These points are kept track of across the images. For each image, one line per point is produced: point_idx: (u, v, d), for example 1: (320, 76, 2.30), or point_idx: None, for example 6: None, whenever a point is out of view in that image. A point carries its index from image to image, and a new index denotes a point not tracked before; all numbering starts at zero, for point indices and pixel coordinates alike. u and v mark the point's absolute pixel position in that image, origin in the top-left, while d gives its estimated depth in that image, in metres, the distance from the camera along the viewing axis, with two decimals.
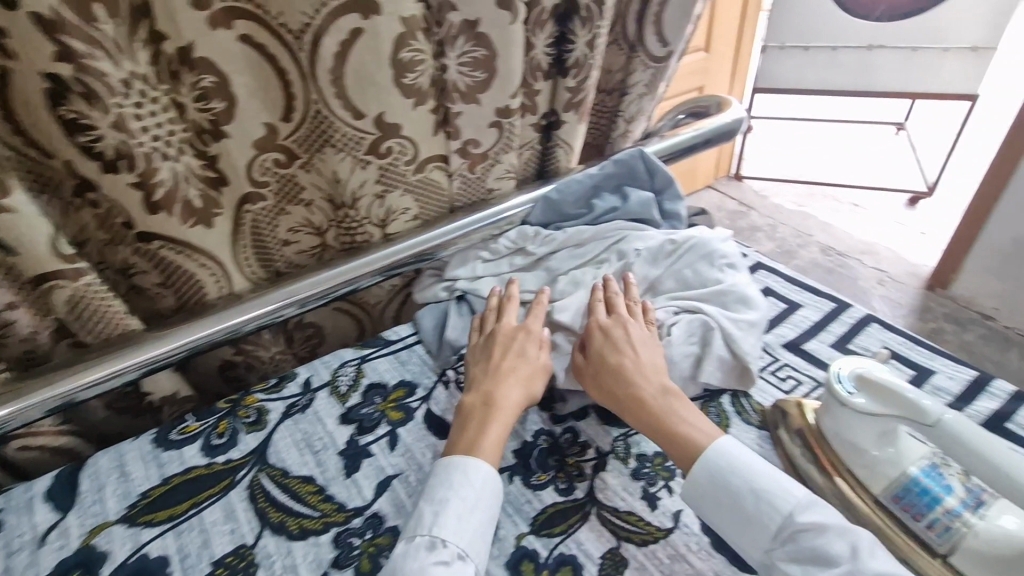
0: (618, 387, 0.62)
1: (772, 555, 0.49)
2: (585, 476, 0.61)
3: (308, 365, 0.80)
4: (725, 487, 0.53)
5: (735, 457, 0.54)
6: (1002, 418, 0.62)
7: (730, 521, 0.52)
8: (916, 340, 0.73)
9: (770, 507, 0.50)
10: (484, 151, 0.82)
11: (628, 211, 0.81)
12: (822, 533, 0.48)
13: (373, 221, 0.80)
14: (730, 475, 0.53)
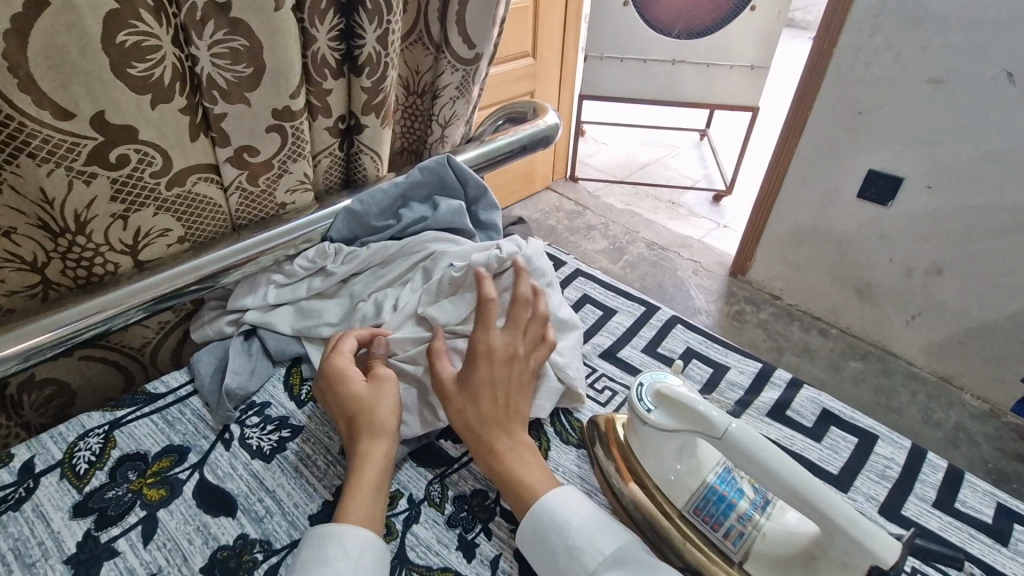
0: (483, 427, 0.56)
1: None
2: (394, 534, 0.54)
3: (29, 442, 0.61)
4: (546, 544, 0.50)
5: (566, 512, 0.50)
6: (780, 408, 0.68)
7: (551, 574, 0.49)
8: (713, 339, 0.78)
9: (580, 564, 0.48)
10: (266, 159, 0.69)
11: (437, 221, 0.75)
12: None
13: (116, 246, 0.64)
14: (550, 535, 0.49)
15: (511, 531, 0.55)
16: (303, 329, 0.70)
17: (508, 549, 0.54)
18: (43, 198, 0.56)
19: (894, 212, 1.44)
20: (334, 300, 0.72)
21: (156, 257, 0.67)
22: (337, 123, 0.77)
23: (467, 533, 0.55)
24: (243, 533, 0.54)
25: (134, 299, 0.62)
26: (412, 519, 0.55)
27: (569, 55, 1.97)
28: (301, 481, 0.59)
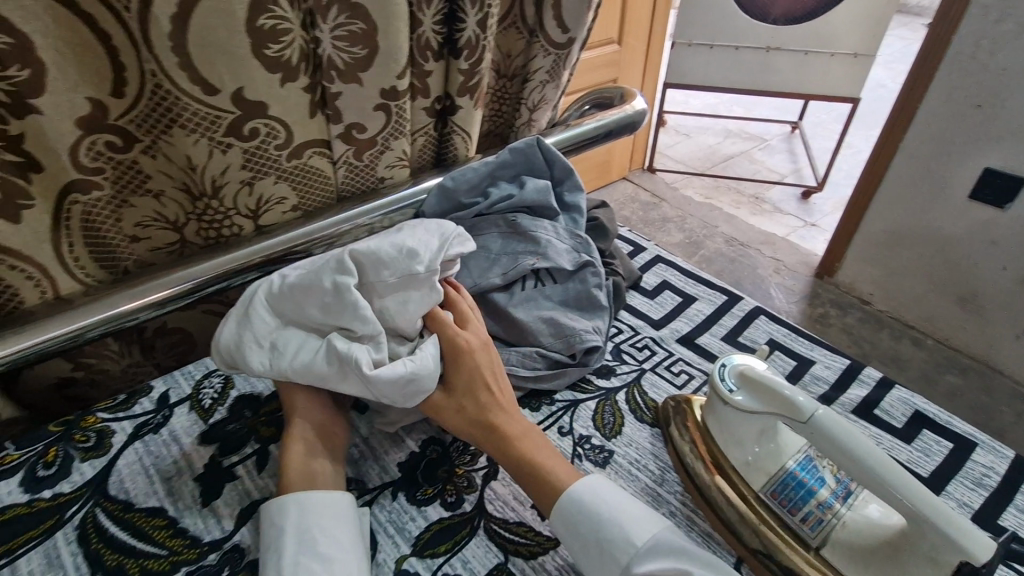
0: (479, 428, 0.58)
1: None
2: (474, 487, 0.58)
3: (165, 377, 0.70)
4: (576, 535, 0.51)
5: (597, 498, 0.52)
6: (866, 406, 0.66)
7: (580, 560, 0.50)
8: (797, 332, 0.76)
9: (612, 556, 0.49)
10: (371, 135, 0.76)
11: (523, 200, 0.77)
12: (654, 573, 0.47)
13: (242, 211, 0.72)
14: (586, 521, 0.50)
15: None
16: None
17: None
18: (186, 165, 0.64)
19: (1011, 216, 1.32)
20: None
21: (273, 223, 0.75)
22: (434, 103, 0.82)
23: None
24: None
25: (254, 256, 0.70)
26: (492, 481, 0.59)
27: (656, 42, 1.93)
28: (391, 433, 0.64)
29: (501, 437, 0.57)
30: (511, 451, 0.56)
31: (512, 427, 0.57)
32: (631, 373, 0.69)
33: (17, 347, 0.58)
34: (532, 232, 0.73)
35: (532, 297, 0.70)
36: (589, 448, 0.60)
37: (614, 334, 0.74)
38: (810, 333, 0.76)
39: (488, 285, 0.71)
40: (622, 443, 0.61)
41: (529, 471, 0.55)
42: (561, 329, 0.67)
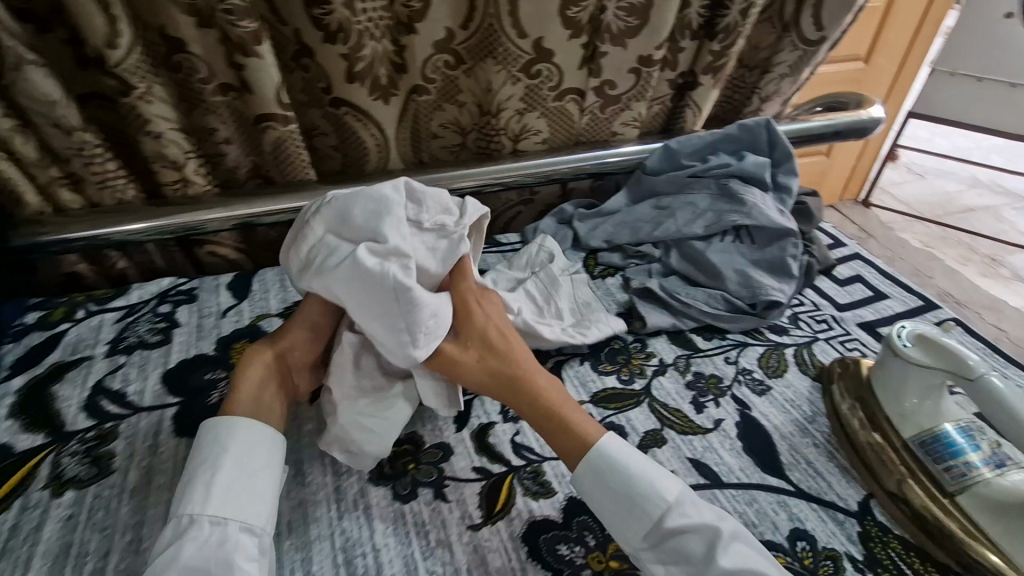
0: (507, 378, 0.61)
1: (641, 556, 0.51)
2: (645, 375, 0.70)
3: None
4: (607, 491, 0.53)
5: (610, 456, 0.54)
6: None
7: (612, 518, 0.53)
8: (994, 348, 0.75)
9: (642, 511, 0.51)
10: (619, 93, 0.91)
11: (740, 170, 0.87)
12: (684, 534, 0.50)
13: (509, 134, 0.92)
14: (610, 478, 0.53)
15: (737, 408, 0.66)
16: (607, 227, 0.91)
17: (732, 417, 0.65)
18: (485, 88, 0.86)
19: None
20: (635, 212, 0.91)
21: (526, 149, 0.95)
22: (678, 77, 0.94)
23: (703, 396, 0.67)
24: None
25: (514, 169, 0.92)
26: (659, 375, 0.70)
27: (913, 61, 1.78)
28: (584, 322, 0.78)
29: (521, 389, 0.60)
30: (526, 400, 0.60)
31: (526, 376, 0.61)
32: (803, 337, 0.76)
33: (364, 187, 0.87)
34: (741, 195, 0.83)
35: (728, 249, 0.81)
36: (750, 378, 0.70)
37: (795, 304, 0.81)
38: (1008, 353, 0.75)
39: (691, 232, 0.84)
40: (781, 383, 0.69)
41: (545, 421, 0.58)
42: (750, 282, 0.77)
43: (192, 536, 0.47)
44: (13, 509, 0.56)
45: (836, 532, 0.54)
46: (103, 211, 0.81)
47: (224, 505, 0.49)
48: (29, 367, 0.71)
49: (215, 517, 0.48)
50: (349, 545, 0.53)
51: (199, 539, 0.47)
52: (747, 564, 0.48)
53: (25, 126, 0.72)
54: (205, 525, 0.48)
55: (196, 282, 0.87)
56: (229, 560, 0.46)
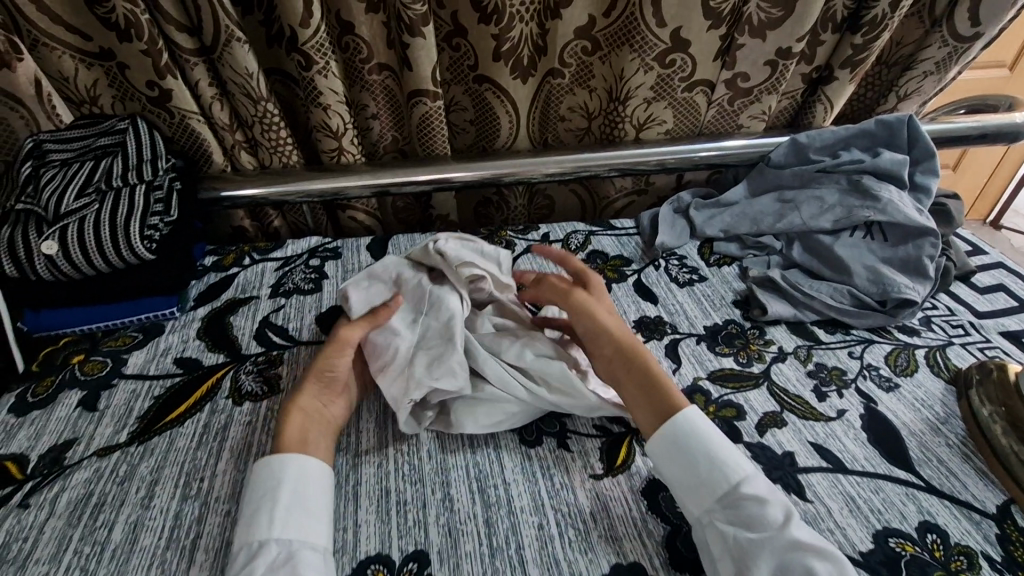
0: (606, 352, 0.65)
1: (712, 515, 0.51)
2: (764, 359, 0.71)
3: (546, 224, 1.00)
4: (679, 452, 0.55)
5: (697, 423, 0.56)
6: None
7: (686, 480, 0.53)
8: None
9: (719, 477, 0.52)
10: (751, 86, 0.93)
11: (875, 167, 0.84)
12: (762, 504, 0.50)
13: (634, 121, 0.96)
14: (689, 441, 0.55)
15: (861, 401, 0.65)
16: (725, 217, 0.91)
17: (856, 410, 0.64)
18: (619, 77, 0.90)
19: None
20: (756, 204, 0.91)
21: (650, 139, 0.98)
22: (813, 70, 0.93)
23: (826, 387, 0.67)
24: (658, 313, 0.79)
25: (639, 157, 0.94)
26: (778, 363, 0.70)
27: None
28: (701, 305, 0.80)
29: (626, 363, 0.63)
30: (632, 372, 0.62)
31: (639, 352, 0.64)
32: (937, 340, 0.73)
33: (503, 167, 0.93)
34: (874, 191, 0.81)
35: (858, 245, 0.80)
36: (876, 374, 0.68)
37: (928, 307, 0.78)
38: None
39: (817, 226, 0.83)
40: (911, 382, 0.67)
41: (641, 392, 0.61)
42: (879, 277, 0.76)
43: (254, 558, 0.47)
44: (206, 411, 0.67)
45: (970, 530, 0.52)
46: (271, 173, 0.93)
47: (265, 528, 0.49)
48: (210, 300, 0.84)
49: (280, 539, 0.49)
50: (482, 477, 0.59)
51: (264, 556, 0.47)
52: (814, 539, 0.48)
53: (222, 96, 0.86)
54: (274, 545, 0.48)
55: (340, 241, 0.97)
56: None
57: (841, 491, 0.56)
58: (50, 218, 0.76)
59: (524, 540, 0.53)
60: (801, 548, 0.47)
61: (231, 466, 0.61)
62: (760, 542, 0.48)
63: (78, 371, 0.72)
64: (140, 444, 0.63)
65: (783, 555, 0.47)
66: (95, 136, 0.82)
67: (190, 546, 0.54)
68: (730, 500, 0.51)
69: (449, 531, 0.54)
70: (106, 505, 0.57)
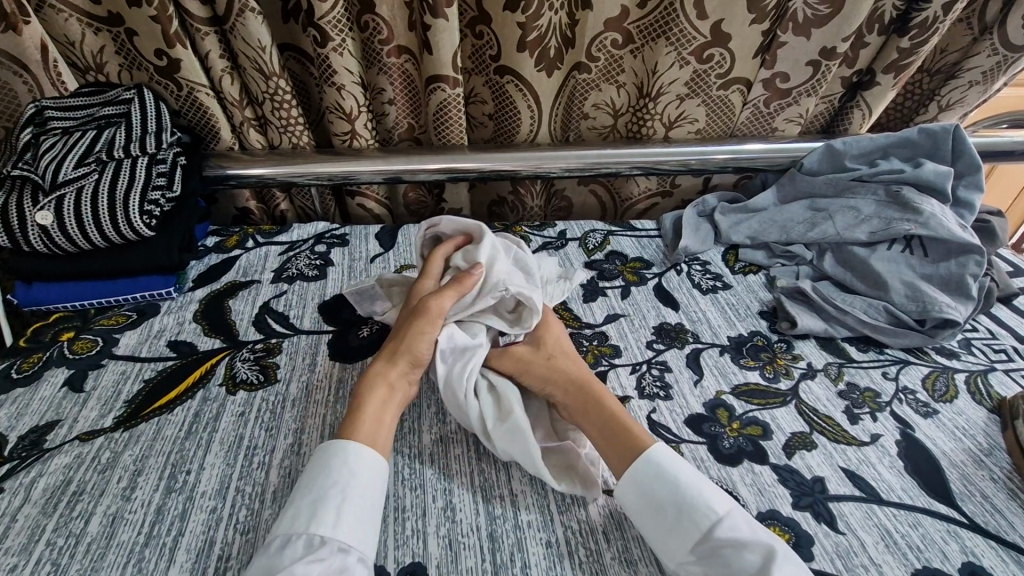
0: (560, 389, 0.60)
1: (687, 568, 0.46)
2: (792, 376, 0.66)
3: (563, 223, 0.95)
4: (652, 497, 0.49)
5: (661, 465, 0.50)
6: None
7: (654, 526, 0.48)
8: None
9: (690, 519, 0.47)
10: (790, 86, 0.88)
11: (917, 179, 0.79)
12: (739, 547, 0.45)
13: (664, 119, 0.92)
14: (656, 485, 0.49)
15: (897, 426, 0.61)
16: (753, 223, 0.87)
17: (892, 436, 0.60)
18: (654, 71, 0.86)
19: None
20: (786, 211, 0.86)
21: (678, 137, 0.94)
22: (853, 75, 0.89)
23: (859, 409, 0.62)
24: (679, 320, 0.74)
25: (661, 157, 0.90)
26: (805, 380, 0.66)
27: None
28: (725, 314, 0.76)
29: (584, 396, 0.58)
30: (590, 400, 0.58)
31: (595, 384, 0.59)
32: (978, 364, 0.69)
33: (521, 160, 0.89)
34: (915, 204, 0.76)
35: (895, 259, 0.76)
36: (913, 399, 0.64)
37: (968, 329, 0.74)
38: None
39: (852, 237, 0.78)
40: (951, 409, 0.63)
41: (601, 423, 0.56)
42: (919, 294, 0.72)
43: (313, 555, 0.44)
44: (197, 398, 0.63)
45: (1019, 574, 0.48)
46: (279, 154, 0.89)
47: (339, 527, 0.46)
48: (210, 283, 0.81)
49: (342, 544, 0.45)
50: (487, 486, 0.55)
51: (321, 560, 0.44)
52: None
53: (233, 69, 0.82)
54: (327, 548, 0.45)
55: (348, 228, 0.93)
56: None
57: (876, 523, 0.51)
58: (47, 188, 0.72)
59: (530, 558, 0.49)
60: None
61: (220, 459, 0.57)
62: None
63: (66, 348, 0.69)
64: (126, 430, 0.59)
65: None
66: (99, 104, 0.79)
67: (170, 545, 0.50)
68: (706, 550, 0.46)
69: (450, 544, 0.50)
70: (85, 495, 0.53)
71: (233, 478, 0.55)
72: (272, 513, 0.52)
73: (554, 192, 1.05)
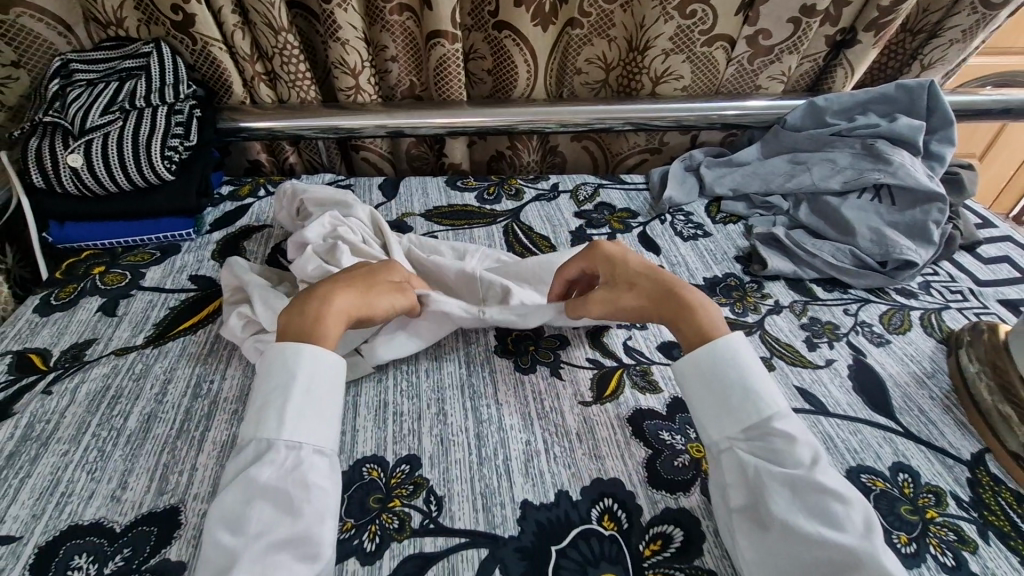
0: (654, 294, 0.61)
1: (733, 445, 0.50)
2: (759, 311, 0.72)
3: (556, 177, 1.00)
4: (719, 384, 0.53)
5: (737, 362, 0.53)
6: None
7: (712, 408, 0.52)
8: None
9: (751, 408, 0.51)
10: (774, 44, 0.92)
11: (890, 132, 0.83)
12: (789, 439, 0.49)
13: (653, 75, 0.96)
14: (732, 377, 0.52)
15: (851, 353, 0.67)
16: (736, 176, 0.91)
17: (844, 360, 0.66)
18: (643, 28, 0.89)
19: None
20: (767, 165, 0.91)
21: (668, 93, 0.98)
22: (837, 33, 0.92)
23: (818, 339, 0.68)
24: (660, 263, 0.80)
25: (652, 113, 0.94)
26: (770, 316, 0.72)
27: None
28: (703, 258, 0.81)
29: (635, 274, 0.62)
30: (671, 310, 0.59)
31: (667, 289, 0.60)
32: (934, 303, 0.74)
33: (517, 115, 0.93)
34: (886, 155, 0.81)
35: (865, 207, 0.81)
36: (869, 331, 0.70)
37: (929, 273, 0.79)
38: None
39: (826, 187, 0.83)
40: (903, 339, 0.68)
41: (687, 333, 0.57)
42: (882, 238, 0.77)
43: (291, 458, 0.48)
44: (217, 323, 0.70)
45: (941, 472, 0.54)
46: (287, 108, 0.94)
47: (311, 432, 0.50)
48: (225, 227, 0.87)
49: (290, 443, 0.49)
50: (475, 397, 0.61)
51: (297, 459, 0.48)
52: (839, 483, 0.46)
53: (244, 24, 0.87)
54: (282, 447, 0.48)
55: (353, 180, 0.99)
56: (304, 478, 0.47)
57: (820, 430, 0.58)
58: (76, 133, 0.78)
59: (511, 453, 0.56)
60: (821, 485, 0.46)
61: (239, 373, 0.64)
62: (784, 475, 0.47)
63: (99, 280, 0.76)
64: (156, 348, 0.67)
65: (807, 487, 0.46)
66: (121, 58, 0.84)
67: (198, 438, 0.57)
68: (758, 429, 0.50)
69: (441, 440, 0.57)
70: (122, 398, 0.61)
71: (251, 387, 0.62)
72: None
73: (549, 149, 1.10)
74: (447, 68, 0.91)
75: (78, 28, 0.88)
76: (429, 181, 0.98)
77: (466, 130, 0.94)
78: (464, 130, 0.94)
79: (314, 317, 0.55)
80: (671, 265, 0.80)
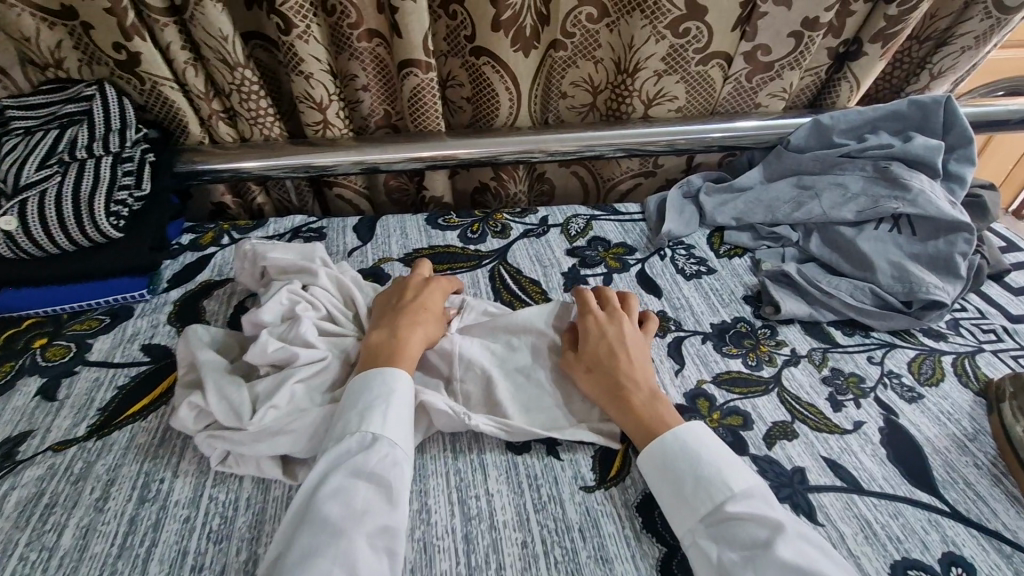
0: (611, 377, 0.58)
1: (695, 535, 0.47)
2: (775, 363, 0.65)
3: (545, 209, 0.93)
4: (670, 475, 0.50)
5: (687, 445, 0.51)
6: None
7: (665, 500, 0.49)
8: None
9: (705, 492, 0.47)
10: (774, 60, 0.85)
11: (906, 153, 0.76)
12: (749, 522, 0.45)
13: (644, 97, 0.89)
14: (679, 464, 0.50)
15: (881, 412, 0.60)
16: (738, 204, 0.84)
17: (874, 422, 0.59)
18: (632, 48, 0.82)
19: None
20: (772, 191, 0.84)
21: (661, 115, 0.91)
22: (841, 45, 0.85)
23: (842, 396, 0.61)
24: (662, 308, 0.73)
25: (646, 138, 0.87)
26: (787, 368, 0.65)
27: None
28: (709, 299, 0.74)
29: (599, 355, 0.59)
30: (625, 395, 0.56)
31: (626, 372, 0.58)
32: (966, 345, 0.67)
33: (500, 146, 0.86)
34: (904, 180, 0.74)
35: (884, 239, 0.74)
36: (898, 383, 0.63)
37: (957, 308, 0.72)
38: None
39: (838, 217, 0.76)
40: (937, 393, 0.62)
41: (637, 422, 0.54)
42: (905, 275, 0.70)
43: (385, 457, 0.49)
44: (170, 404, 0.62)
45: (999, 563, 0.47)
46: (250, 145, 0.87)
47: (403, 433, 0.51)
48: (184, 283, 0.79)
49: (390, 439, 0.50)
50: (463, 486, 0.54)
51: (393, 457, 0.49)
52: (808, 561, 0.42)
53: (197, 61, 0.79)
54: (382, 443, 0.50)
55: (325, 221, 0.91)
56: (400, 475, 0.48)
57: (856, 515, 0.51)
58: (9, 192, 0.70)
59: (505, 560, 0.48)
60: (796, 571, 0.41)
61: (194, 468, 0.56)
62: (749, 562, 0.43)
63: (39, 356, 0.68)
64: (100, 439, 0.59)
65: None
66: (61, 103, 0.76)
67: (143, 557, 0.49)
68: (718, 515, 0.46)
69: (424, 547, 0.49)
70: (57, 507, 0.53)
71: (207, 485, 0.55)
72: (245, 521, 0.52)
73: (536, 177, 1.03)
74: (422, 99, 0.84)
75: (12, 70, 0.80)
76: (407, 220, 0.91)
77: (445, 163, 0.87)
78: (444, 164, 0.87)
79: (394, 344, 0.58)
80: (674, 309, 0.72)
